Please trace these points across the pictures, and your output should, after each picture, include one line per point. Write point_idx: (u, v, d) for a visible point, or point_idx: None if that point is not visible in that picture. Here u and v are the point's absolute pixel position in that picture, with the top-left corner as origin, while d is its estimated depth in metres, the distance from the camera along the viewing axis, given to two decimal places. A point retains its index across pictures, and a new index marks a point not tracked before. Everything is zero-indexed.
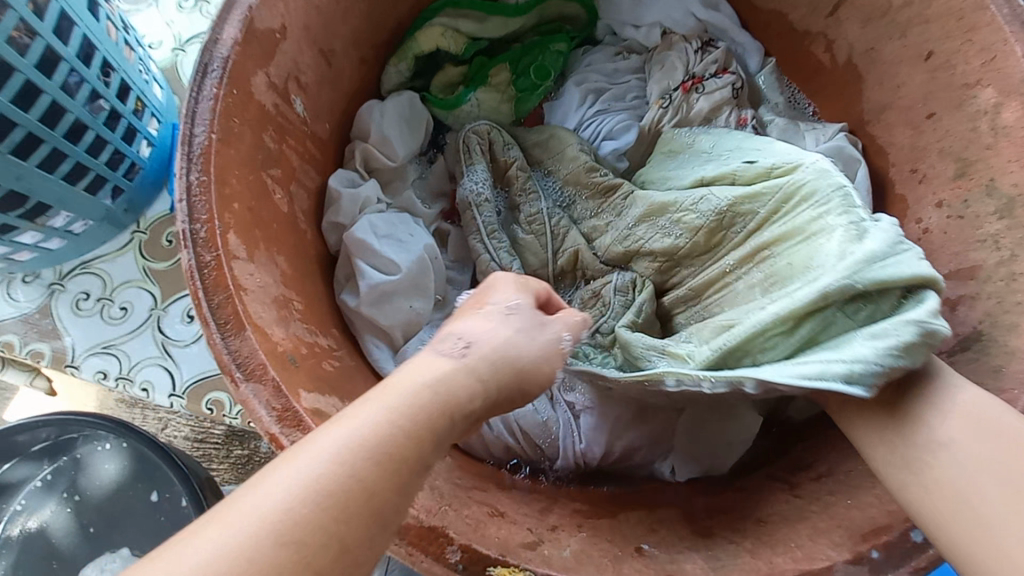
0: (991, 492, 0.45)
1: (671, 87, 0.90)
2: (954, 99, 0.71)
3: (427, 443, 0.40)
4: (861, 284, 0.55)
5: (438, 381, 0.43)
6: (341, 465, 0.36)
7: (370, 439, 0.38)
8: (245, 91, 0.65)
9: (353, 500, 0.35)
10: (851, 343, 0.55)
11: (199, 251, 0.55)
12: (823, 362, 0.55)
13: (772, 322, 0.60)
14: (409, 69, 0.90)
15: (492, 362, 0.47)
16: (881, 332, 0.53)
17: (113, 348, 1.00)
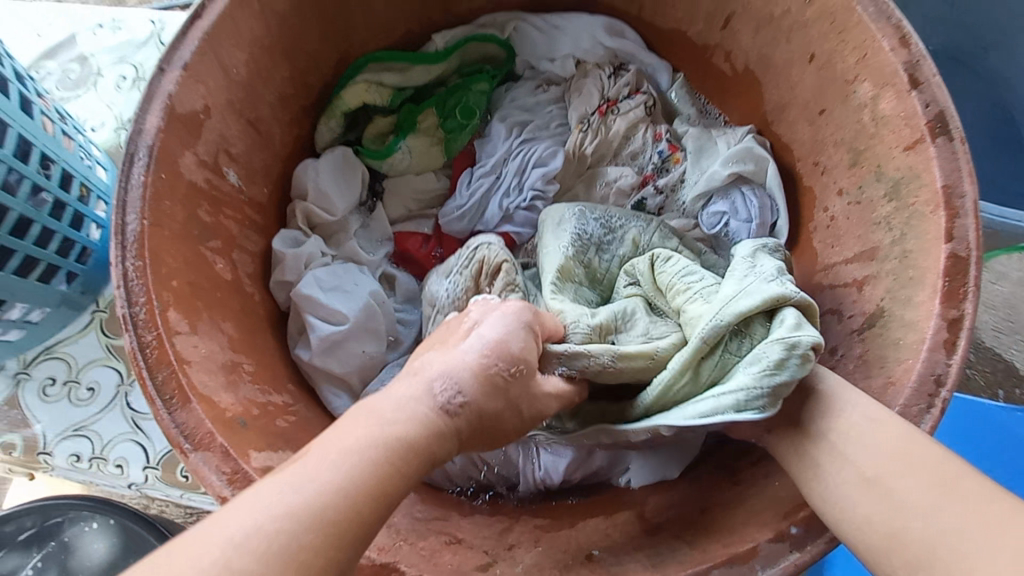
0: (925, 511, 0.47)
1: (589, 112, 0.96)
2: (838, 94, 0.76)
3: (378, 490, 0.43)
4: (728, 318, 0.62)
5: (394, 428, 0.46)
6: (291, 511, 0.39)
7: (319, 477, 0.42)
8: (173, 173, 0.68)
9: (301, 545, 0.38)
10: (738, 375, 0.60)
11: (140, 332, 0.58)
12: (717, 396, 0.59)
13: (676, 372, 0.64)
14: (339, 125, 0.94)
15: (425, 400, 0.49)
16: (757, 358, 0.59)
17: (83, 430, 1.01)
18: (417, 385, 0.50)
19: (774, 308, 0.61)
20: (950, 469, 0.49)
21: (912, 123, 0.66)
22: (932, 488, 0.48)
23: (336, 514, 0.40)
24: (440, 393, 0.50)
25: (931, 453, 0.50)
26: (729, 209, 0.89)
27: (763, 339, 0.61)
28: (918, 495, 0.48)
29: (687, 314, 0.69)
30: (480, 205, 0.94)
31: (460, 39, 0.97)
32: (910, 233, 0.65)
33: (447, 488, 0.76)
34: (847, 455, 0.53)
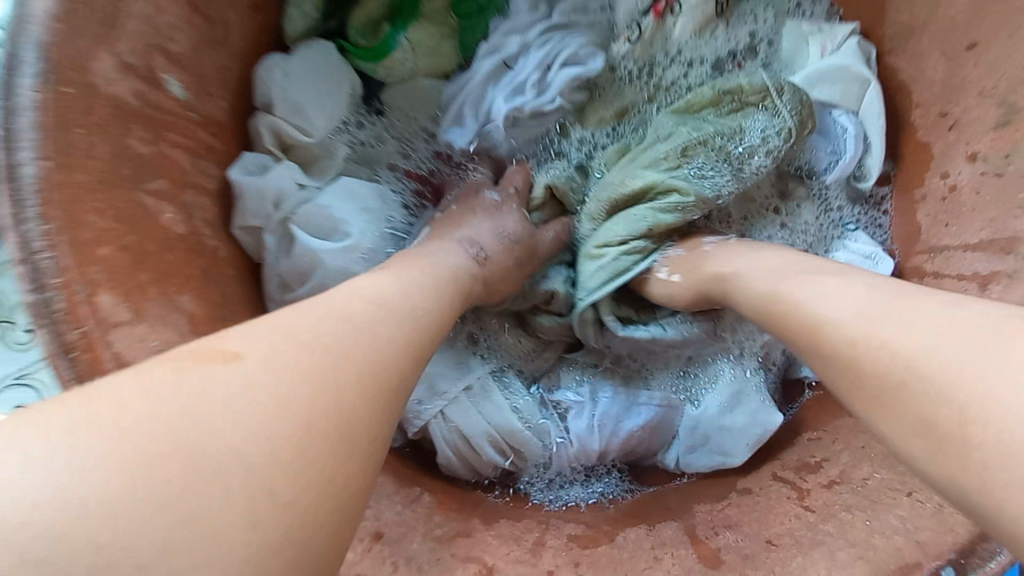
0: (908, 324, 0.35)
1: (640, 10, 0.72)
2: (1004, 20, 0.57)
3: (401, 351, 0.39)
4: (643, 214, 0.63)
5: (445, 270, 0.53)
6: (236, 385, 0.31)
7: (302, 343, 0.34)
8: (82, 84, 0.47)
9: (342, 396, 0.33)
10: (614, 222, 0.65)
11: (59, 328, 0.43)
12: (605, 240, 0.65)
13: (616, 242, 0.64)
14: (317, 8, 0.70)
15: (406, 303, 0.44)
16: (639, 216, 0.63)
17: (26, 378, 0.87)
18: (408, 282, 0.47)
19: (661, 181, 0.64)
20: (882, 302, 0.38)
21: None
22: (897, 295, 0.38)
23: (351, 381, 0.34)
24: (467, 247, 0.59)
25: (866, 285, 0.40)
26: (832, 146, 0.70)
27: (643, 209, 0.64)
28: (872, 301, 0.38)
29: (648, 191, 0.64)
30: (479, 95, 0.72)
31: None
32: None
33: (469, 483, 0.68)
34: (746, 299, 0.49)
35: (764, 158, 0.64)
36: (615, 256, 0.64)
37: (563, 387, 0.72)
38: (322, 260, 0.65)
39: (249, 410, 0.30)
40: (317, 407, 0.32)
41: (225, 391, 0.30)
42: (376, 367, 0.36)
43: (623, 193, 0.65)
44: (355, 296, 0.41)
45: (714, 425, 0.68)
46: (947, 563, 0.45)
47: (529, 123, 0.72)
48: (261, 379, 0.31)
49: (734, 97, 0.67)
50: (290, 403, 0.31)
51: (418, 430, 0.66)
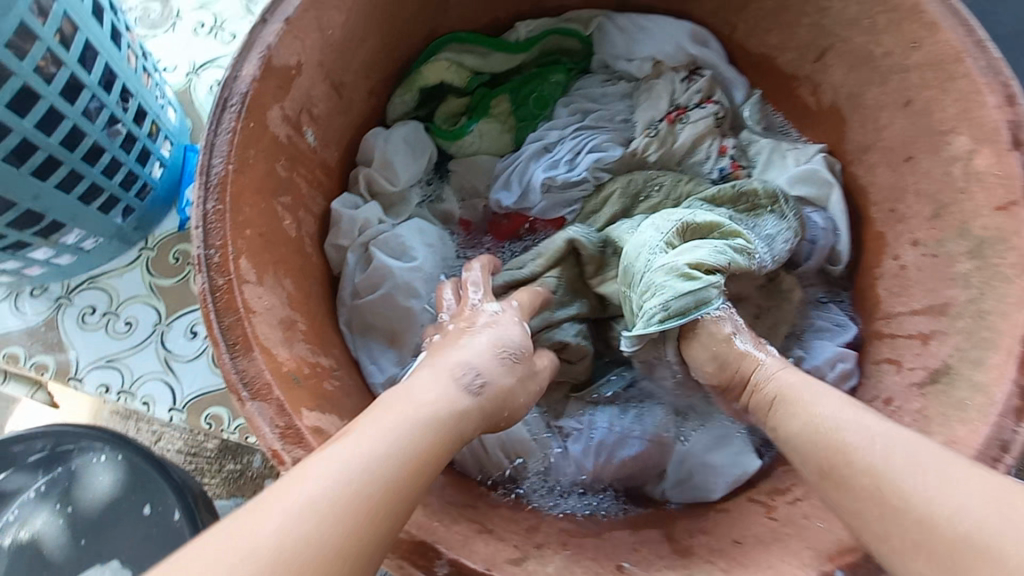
0: (973, 503, 0.45)
1: (657, 118, 0.95)
2: (930, 144, 0.74)
3: (411, 472, 0.48)
4: (723, 247, 0.72)
5: (436, 405, 0.54)
6: (280, 531, 0.40)
7: (327, 488, 0.43)
8: (259, 123, 0.68)
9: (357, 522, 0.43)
10: (694, 247, 0.72)
11: (211, 275, 0.59)
12: (688, 258, 0.70)
13: (705, 260, 0.69)
14: (413, 99, 0.93)
15: (417, 431, 0.51)
16: (717, 247, 0.72)
17: (117, 362, 1.03)
18: (418, 406, 0.53)
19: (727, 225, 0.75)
20: (918, 459, 0.49)
21: (1008, 183, 0.64)
22: (965, 472, 0.47)
23: (369, 501, 0.44)
24: (465, 375, 0.59)
25: (892, 436, 0.52)
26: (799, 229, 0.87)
27: (720, 241, 0.73)
28: (941, 472, 0.47)
29: (719, 231, 0.74)
30: (525, 167, 0.93)
31: (543, 30, 0.95)
32: (990, 293, 0.64)
33: (478, 479, 0.75)
34: (802, 443, 0.57)
35: (778, 248, 0.80)
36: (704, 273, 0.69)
37: (568, 414, 0.80)
38: (393, 275, 0.82)
39: (291, 545, 0.40)
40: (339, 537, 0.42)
41: (269, 536, 0.40)
42: (386, 491, 0.45)
43: (697, 223, 0.74)
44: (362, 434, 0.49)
45: (701, 462, 0.75)
46: (839, 566, 0.52)
47: (560, 191, 0.92)
48: (295, 530, 0.40)
49: (747, 203, 0.84)
50: (320, 532, 0.41)
51: None
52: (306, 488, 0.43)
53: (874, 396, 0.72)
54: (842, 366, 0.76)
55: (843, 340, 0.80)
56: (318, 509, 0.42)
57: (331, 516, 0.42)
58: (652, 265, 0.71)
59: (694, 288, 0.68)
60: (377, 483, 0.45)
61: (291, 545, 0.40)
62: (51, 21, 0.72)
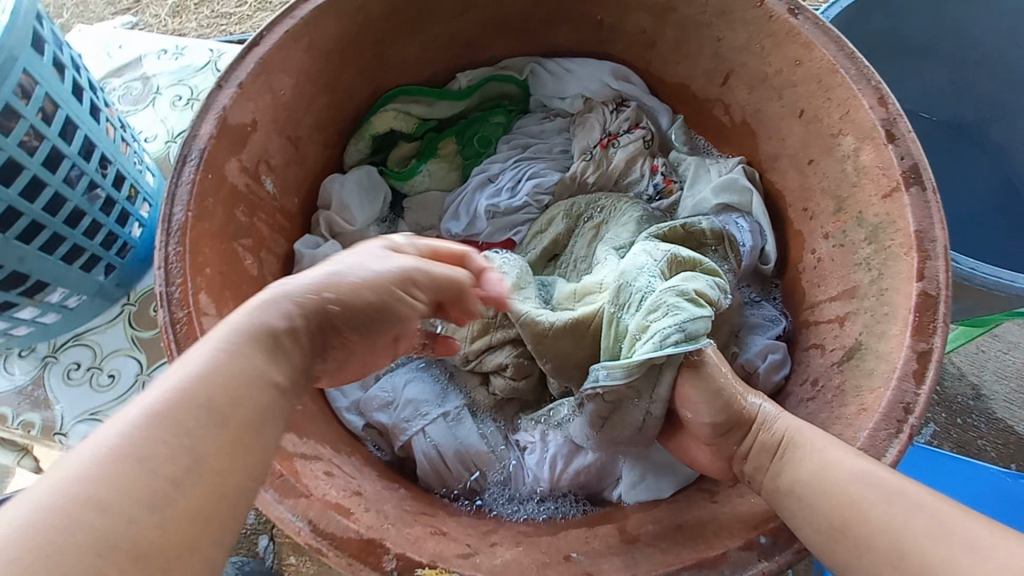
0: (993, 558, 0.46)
1: (591, 145, 1.04)
2: (824, 146, 0.82)
3: (255, 373, 0.46)
4: (710, 283, 0.74)
5: (258, 325, 0.48)
6: (115, 462, 0.38)
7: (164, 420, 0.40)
8: (218, 175, 0.76)
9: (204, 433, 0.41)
10: (689, 278, 0.73)
11: (172, 309, 0.65)
12: (687, 288, 0.71)
13: (702, 292, 0.72)
14: (367, 147, 1.02)
15: (270, 327, 0.49)
16: (710, 282, 0.74)
17: (101, 414, 1.07)
18: (281, 307, 0.50)
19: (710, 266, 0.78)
20: (921, 506, 0.51)
21: (888, 173, 0.72)
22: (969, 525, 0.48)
23: (221, 421, 0.42)
24: (299, 288, 0.52)
25: (894, 485, 0.52)
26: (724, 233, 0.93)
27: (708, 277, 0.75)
28: (953, 525, 0.49)
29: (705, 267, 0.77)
30: (471, 197, 1.01)
31: (481, 78, 1.06)
32: (886, 271, 0.70)
33: (438, 492, 0.79)
34: (810, 491, 0.56)
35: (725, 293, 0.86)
36: (700, 303, 0.70)
37: (524, 428, 0.83)
38: None
39: (132, 474, 0.37)
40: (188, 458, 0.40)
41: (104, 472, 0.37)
42: (234, 400, 0.44)
43: (687, 256, 0.77)
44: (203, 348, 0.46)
45: (652, 463, 0.77)
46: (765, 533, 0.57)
47: (504, 216, 1.01)
48: (131, 466, 0.38)
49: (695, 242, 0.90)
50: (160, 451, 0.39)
51: (402, 444, 0.80)
52: (97, 446, 0.39)
53: (804, 379, 0.77)
54: (772, 358, 0.81)
55: (773, 333, 0.85)
56: (145, 450, 0.39)
57: (142, 461, 0.38)
58: (655, 288, 0.72)
59: (696, 317, 0.69)
60: (190, 411, 0.41)
61: (93, 505, 0.36)
62: (34, 101, 0.82)
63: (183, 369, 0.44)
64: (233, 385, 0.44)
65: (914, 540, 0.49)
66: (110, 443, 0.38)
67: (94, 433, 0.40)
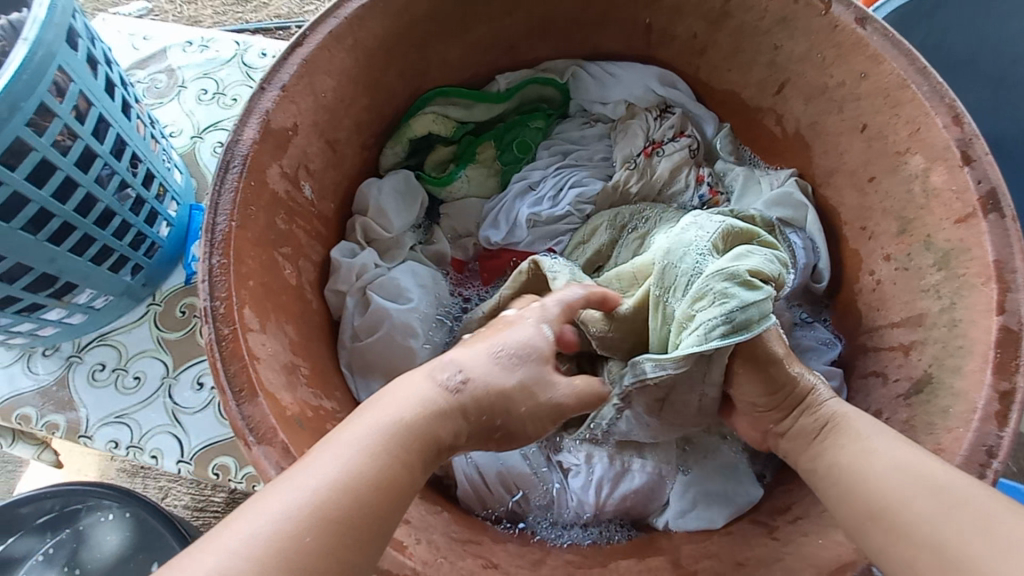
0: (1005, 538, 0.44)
1: (634, 153, 1.00)
2: (888, 165, 0.79)
3: (400, 469, 0.48)
4: (765, 255, 0.67)
5: (407, 412, 0.51)
6: (286, 524, 0.42)
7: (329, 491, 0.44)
8: (260, 182, 0.73)
9: (354, 514, 0.45)
10: (738, 254, 0.66)
11: (217, 325, 0.62)
12: (740, 266, 0.63)
13: (757, 272, 0.64)
14: (404, 151, 0.99)
15: (415, 418, 0.51)
16: (765, 256, 0.66)
17: (125, 418, 1.06)
18: (421, 399, 0.52)
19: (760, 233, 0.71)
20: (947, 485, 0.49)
21: (963, 197, 0.69)
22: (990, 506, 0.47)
23: (369, 503, 0.46)
24: (443, 374, 0.55)
25: (919, 471, 0.51)
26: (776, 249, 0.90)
27: (761, 249, 0.67)
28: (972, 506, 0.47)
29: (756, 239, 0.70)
30: (510, 205, 0.99)
31: (522, 81, 1.02)
32: (960, 301, 0.67)
33: (479, 513, 0.77)
34: (841, 484, 0.56)
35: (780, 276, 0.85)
36: (758, 286, 0.63)
37: (567, 449, 0.79)
38: (391, 318, 0.85)
39: (296, 540, 0.42)
40: (337, 532, 0.43)
41: (279, 529, 0.42)
42: (379, 490, 0.46)
43: (733, 228, 0.69)
44: (366, 429, 0.49)
45: (703, 492, 0.74)
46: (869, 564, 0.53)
47: (545, 225, 0.98)
48: (298, 532, 0.42)
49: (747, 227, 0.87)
50: (325, 525, 0.43)
51: (442, 463, 0.78)
52: (273, 505, 0.43)
53: (863, 407, 0.74)
54: (828, 385, 0.78)
55: (832, 358, 0.82)
56: (312, 516, 0.43)
57: (308, 529, 0.43)
58: (702, 271, 0.65)
59: (752, 301, 0.62)
60: (354, 494, 0.45)
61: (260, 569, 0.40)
62: (68, 100, 0.79)
63: (355, 447, 0.48)
64: (389, 472, 0.48)
65: (931, 527, 0.47)
66: (288, 501, 0.43)
67: (277, 486, 0.45)
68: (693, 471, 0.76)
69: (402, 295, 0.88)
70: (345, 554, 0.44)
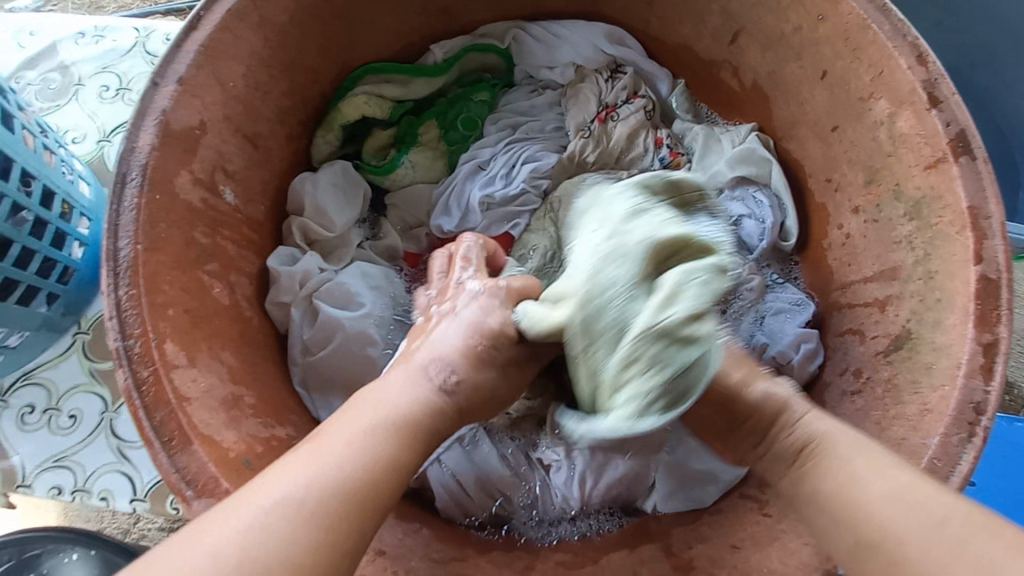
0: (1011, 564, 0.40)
1: (588, 120, 0.93)
2: (852, 112, 0.75)
3: (409, 439, 0.50)
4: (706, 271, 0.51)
5: (407, 403, 0.53)
6: (306, 481, 0.44)
7: (345, 452, 0.47)
8: (168, 193, 0.64)
9: (369, 472, 0.46)
10: (665, 289, 0.50)
11: (134, 368, 0.54)
12: (667, 314, 0.49)
13: (693, 313, 0.50)
14: (337, 139, 0.89)
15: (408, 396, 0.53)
16: (700, 278, 0.50)
17: (66, 461, 0.96)
18: (409, 381, 0.55)
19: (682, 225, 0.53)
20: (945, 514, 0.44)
21: (932, 142, 0.66)
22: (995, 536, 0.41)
23: (380, 463, 0.47)
24: (435, 371, 0.56)
25: (936, 506, 0.44)
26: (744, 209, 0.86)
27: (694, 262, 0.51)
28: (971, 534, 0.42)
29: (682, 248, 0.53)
30: (461, 189, 0.91)
31: (459, 49, 0.93)
32: (935, 253, 0.64)
33: (461, 522, 0.72)
34: (835, 518, 0.49)
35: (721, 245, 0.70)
36: (696, 326, 0.50)
37: (546, 443, 0.75)
38: (343, 326, 0.78)
39: (317, 494, 0.43)
40: (354, 488, 0.45)
41: (299, 484, 0.43)
42: (388, 457, 0.48)
43: (654, 247, 0.52)
44: (376, 404, 0.52)
45: (689, 470, 0.72)
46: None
47: (500, 207, 0.91)
48: (317, 487, 0.44)
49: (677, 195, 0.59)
50: (342, 482, 0.45)
51: (415, 476, 0.72)
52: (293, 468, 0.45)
53: (843, 367, 0.72)
54: (806, 348, 0.76)
55: (802, 321, 0.79)
56: (330, 474, 0.45)
57: (323, 502, 0.43)
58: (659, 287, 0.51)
59: (694, 357, 0.51)
60: (368, 456, 0.47)
61: (284, 516, 0.42)
62: None
63: (368, 420, 0.50)
64: (398, 459, 0.49)
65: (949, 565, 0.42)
66: (296, 483, 0.43)
67: (296, 453, 0.47)
68: (678, 451, 0.73)
69: (353, 299, 0.81)
70: (361, 509, 0.45)
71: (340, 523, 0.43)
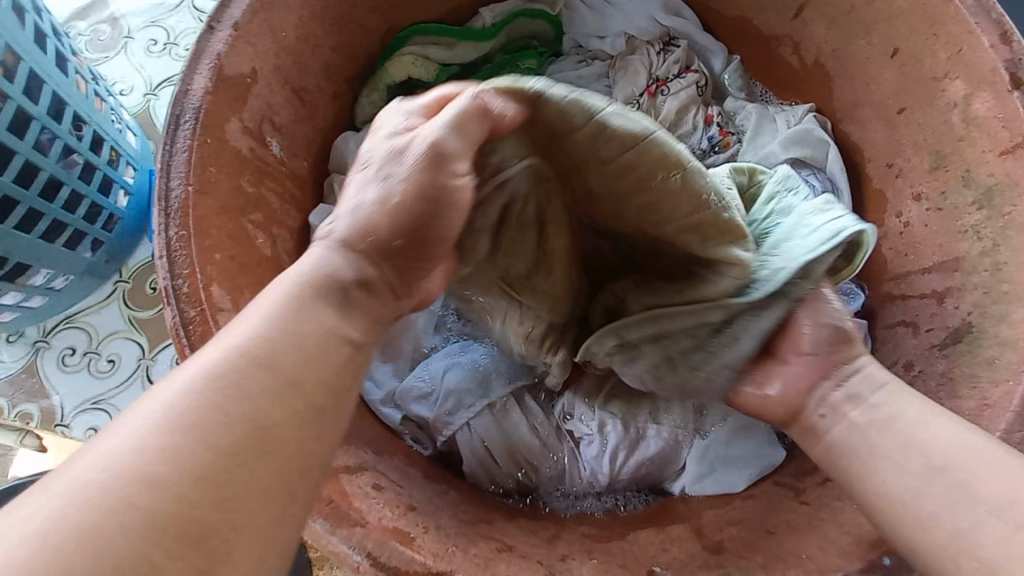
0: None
1: (636, 93, 0.91)
2: (923, 93, 0.71)
3: (274, 384, 0.40)
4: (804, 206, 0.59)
5: (265, 331, 0.42)
6: (137, 461, 0.35)
7: (191, 430, 0.37)
8: (219, 139, 0.64)
9: (212, 439, 0.37)
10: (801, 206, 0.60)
11: (182, 307, 0.55)
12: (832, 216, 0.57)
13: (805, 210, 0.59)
14: (381, 99, 0.87)
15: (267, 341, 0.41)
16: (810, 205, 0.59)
17: (102, 404, 0.99)
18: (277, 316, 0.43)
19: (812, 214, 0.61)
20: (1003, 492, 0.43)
21: (1011, 126, 0.62)
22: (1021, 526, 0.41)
23: (229, 418, 0.38)
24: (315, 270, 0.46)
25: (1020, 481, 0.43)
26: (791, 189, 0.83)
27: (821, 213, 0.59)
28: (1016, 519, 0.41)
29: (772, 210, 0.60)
30: None
31: (509, 14, 0.91)
32: (1004, 243, 0.61)
33: (487, 487, 0.72)
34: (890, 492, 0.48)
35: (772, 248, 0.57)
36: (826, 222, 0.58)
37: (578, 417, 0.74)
38: None
39: (157, 471, 0.35)
40: (200, 469, 0.35)
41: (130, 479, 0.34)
42: (249, 419, 0.38)
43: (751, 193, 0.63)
44: (219, 353, 0.40)
45: (722, 455, 0.70)
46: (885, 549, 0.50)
47: None
48: (155, 470, 0.35)
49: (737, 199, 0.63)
50: (187, 457, 0.36)
51: (446, 439, 0.72)
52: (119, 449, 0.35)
53: (891, 359, 0.69)
54: None
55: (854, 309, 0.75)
56: (167, 449, 0.35)
57: (174, 477, 0.35)
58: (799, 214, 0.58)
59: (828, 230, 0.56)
60: (217, 423, 0.37)
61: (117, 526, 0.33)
62: None
63: (212, 377, 0.39)
64: (260, 407, 0.39)
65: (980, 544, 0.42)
66: (128, 449, 0.35)
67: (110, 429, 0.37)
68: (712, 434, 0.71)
69: None
70: (223, 479, 0.36)
71: (197, 485, 0.35)
